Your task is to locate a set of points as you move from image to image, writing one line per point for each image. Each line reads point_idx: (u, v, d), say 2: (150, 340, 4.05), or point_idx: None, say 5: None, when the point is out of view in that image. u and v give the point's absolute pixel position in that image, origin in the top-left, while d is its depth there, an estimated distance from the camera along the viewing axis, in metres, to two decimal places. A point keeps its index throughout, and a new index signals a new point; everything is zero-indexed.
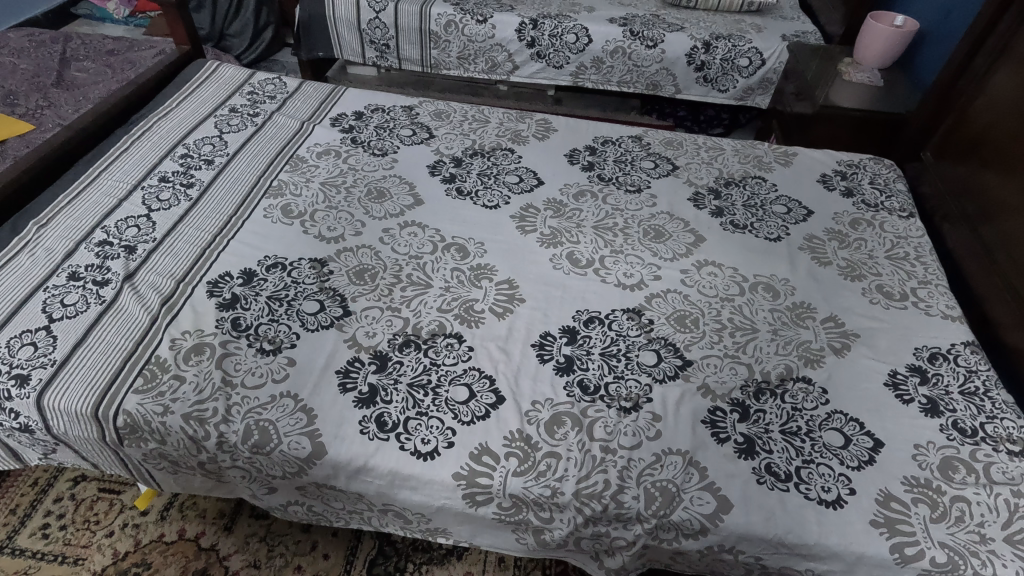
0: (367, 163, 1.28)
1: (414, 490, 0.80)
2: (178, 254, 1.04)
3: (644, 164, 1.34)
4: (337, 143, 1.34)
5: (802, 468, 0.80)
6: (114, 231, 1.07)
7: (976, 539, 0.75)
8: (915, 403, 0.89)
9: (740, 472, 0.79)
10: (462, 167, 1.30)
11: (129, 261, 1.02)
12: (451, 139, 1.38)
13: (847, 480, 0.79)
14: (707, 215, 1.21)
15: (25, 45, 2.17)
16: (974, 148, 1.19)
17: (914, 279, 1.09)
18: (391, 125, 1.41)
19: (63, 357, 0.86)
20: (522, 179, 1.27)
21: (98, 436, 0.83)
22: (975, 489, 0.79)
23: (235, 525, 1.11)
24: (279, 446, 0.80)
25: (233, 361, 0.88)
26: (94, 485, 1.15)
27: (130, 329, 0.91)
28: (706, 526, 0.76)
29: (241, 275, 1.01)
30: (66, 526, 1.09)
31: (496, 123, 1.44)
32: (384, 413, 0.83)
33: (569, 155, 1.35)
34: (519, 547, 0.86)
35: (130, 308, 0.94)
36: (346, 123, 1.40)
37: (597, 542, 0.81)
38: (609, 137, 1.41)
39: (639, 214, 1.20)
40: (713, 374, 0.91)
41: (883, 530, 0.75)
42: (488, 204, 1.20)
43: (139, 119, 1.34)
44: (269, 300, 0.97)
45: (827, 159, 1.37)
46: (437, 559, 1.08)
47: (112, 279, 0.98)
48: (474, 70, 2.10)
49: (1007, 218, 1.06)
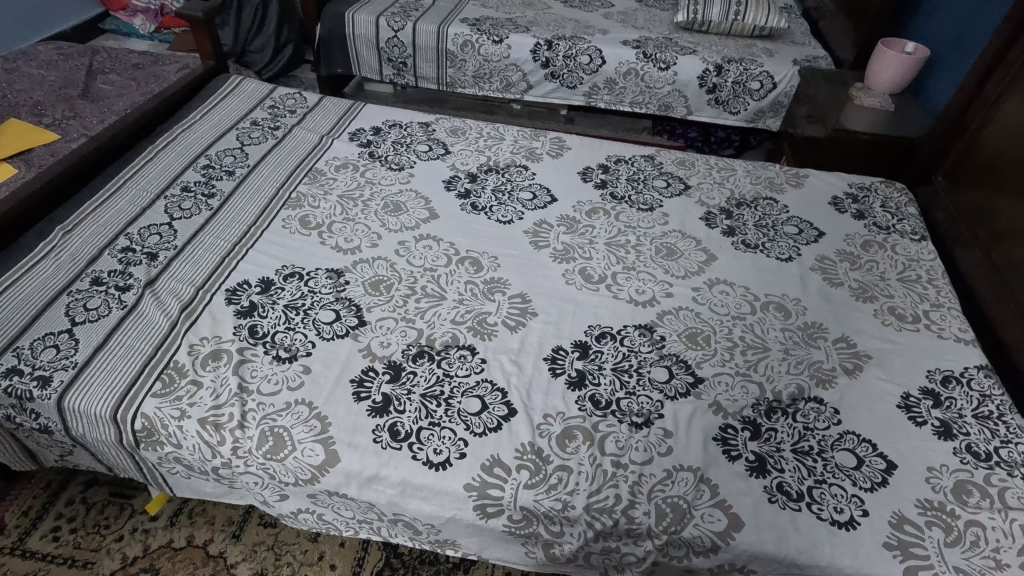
0: (384, 177, 1.31)
1: (426, 500, 0.80)
2: (198, 262, 1.06)
3: (656, 183, 1.35)
4: (356, 157, 1.36)
5: (814, 488, 0.80)
6: (137, 238, 1.10)
7: (991, 565, 0.74)
8: (929, 425, 0.89)
9: (751, 490, 0.79)
10: (477, 182, 1.32)
11: (151, 267, 1.04)
12: (466, 155, 1.40)
13: (860, 501, 0.79)
14: (719, 234, 1.22)
15: (54, 58, 2.24)
16: (986, 173, 1.20)
17: (926, 301, 1.09)
18: (408, 140, 1.44)
19: (85, 359, 0.88)
20: (536, 196, 1.29)
21: (116, 438, 0.85)
22: (990, 514, 0.78)
23: (244, 533, 1.11)
24: (293, 453, 0.81)
25: (250, 368, 0.89)
26: (106, 489, 1.16)
27: (150, 334, 0.92)
28: (718, 543, 0.75)
29: (259, 284, 1.03)
30: (76, 529, 1.10)
31: (510, 141, 1.47)
32: (397, 423, 0.84)
33: (582, 173, 1.37)
34: (528, 561, 0.86)
35: (150, 314, 0.96)
36: (363, 138, 1.43)
37: (607, 558, 0.81)
38: (622, 156, 1.43)
39: (651, 232, 1.22)
40: (725, 392, 0.91)
41: (896, 553, 0.74)
42: (502, 219, 1.22)
43: (164, 131, 1.38)
44: (286, 308, 0.99)
45: (839, 182, 1.38)
46: (443, 572, 1.07)
47: (134, 284, 1.00)
48: (489, 89, 2.14)
49: (1018, 244, 1.07)
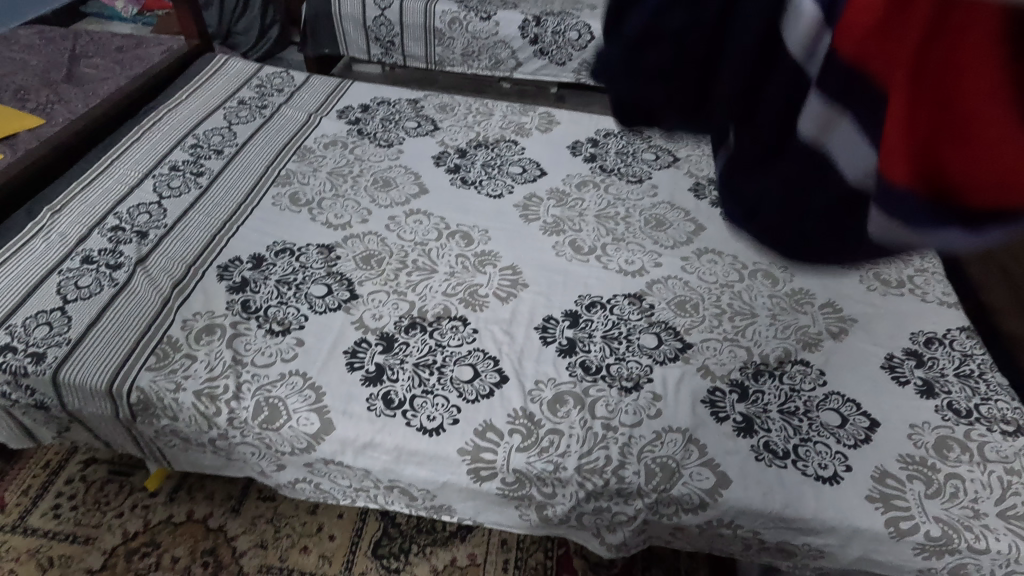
0: (373, 154, 1.30)
1: (420, 465, 0.82)
2: (189, 239, 1.06)
3: (645, 156, 1.36)
4: (344, 135, 1.36)
5: (799, 446, 0.82)
6: (126, 217, 1.09)
7: (970, 515, 0.76)
8: (911, 384, 0.91)
9: (738, 449, 0.81)
10: (467, 157, 1.32)
11: (141, 245, 1.04)
12: (455, 131, 1.40)
13: (843, 457, 0.81)
14: (707, 204, 1.23)
15: (36, 42, 2.20)
16: None
17: (910, 266, 1.11)
18: (396, 117, 1.43)
19: (78, 336, 0.89)
20: (525, 170, 1.30)
21: (112, 412, 0.86)
22: (969, 467, 0.81)
23: (242, 507, 1.12)
24: (288, 422, 0.82)
25: (243, 341, 0.90)
26: (104, 467, 1.17)
27: (143, 310, 0.93)
28: (706, 500, 0.78)
29: (251, 260, 1.03)
30: (76, 507, 1.11)
31: (499, 116, 1.47)
32: (390, 391, 0.85)
33: (571, 147, 1.37)
34: (522, 524, 0.88)
35: (142, 290, 0.96)
36: (352, 115, 1.43)
37: (599, 518, 0.83)
38: (611, 130, 1.43)
39: (640, 204, 1.22)
40: (713, 356, 0.93)
41: (878, 505, 0.77)
42: (492, 193, 1.23)
43: (150, 111, 1.37)
44: (278, 283, 0.99)
45: None
46: (440, 540, 1.09)
47: (125, 262, 1.00)
48: (478, 67, 2.12)
49: None
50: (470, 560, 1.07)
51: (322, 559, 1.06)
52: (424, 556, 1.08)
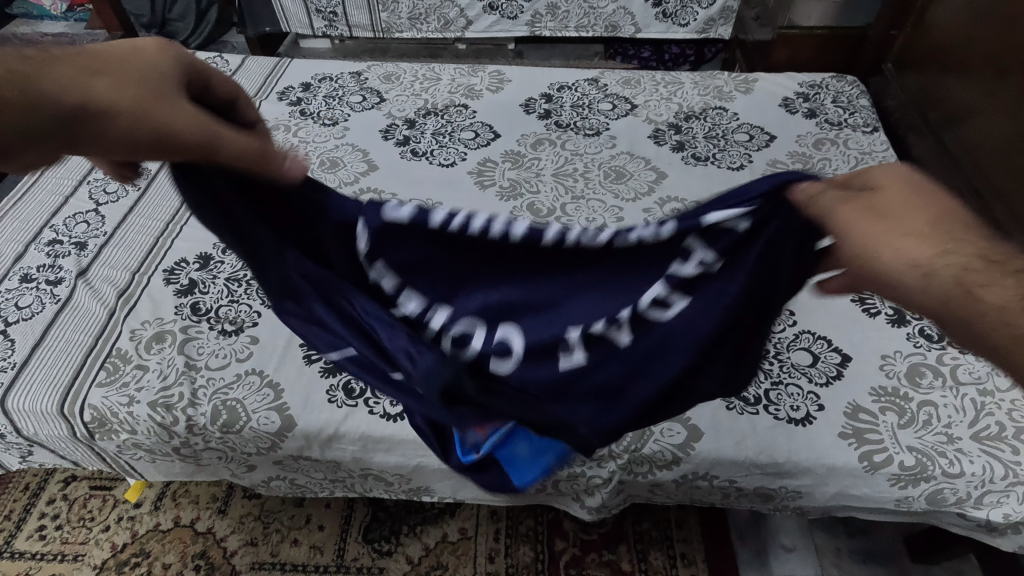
0: (318, 135, 1.24)
1: (389, 451, 0.81)
2: (131, 245, 1.01)
3: (602, 107, 1.30)
4: (286, 117, 1.29)
5: (770, 390, 0.81)
6: (63, 229, 1.03)
7: (943, 440, 0.75)
8: (882, 314, 0.89)
9: (708, 401, 0.80)
10: (416, 128, 1.26)
11: (81, 257, 0.99)
12: (402, 101, 1.33)
13: (816, 397, 0.80)
14: (668, 150, 1.19)
15: None
16: (932, 55, 1.17)
17: None
18: (339, 93, 1.35)
19: (23, 358, 0.86)
20: (477, 134, 1.24)
21: (69, 432, 0.83)
22: (942, 393, 0.79)
23: (229, 507, 1.12)
24: (249, 423, 0.80)
25: (196, 345, 0.87)
26: (86, 483, 1.15)
27: (89, 325, 0.89)
28: (678, 455, 0.77)
29: (198, 260, 0.99)
30: (61, 526, 1.10)
31: (447, 79, 1.39)
32: (351, 380, 0.83)
33: (524, 105, 1.31)
34: (501, 497, 0.87)
35: (86, 304, 0.92)
36: (293, 95, 1.35)
37: (575, 483, 0.82)
38: (566, 82, 1.37)
39: (599, 157, 1.18)
40: None
41: (851, 441, 0.76)
42: (444, 162, 1.18)
43: None
44: (227, 281, 0.95)
45: (789, 82, 1.33)
46: (430, 518, 1.09)
47: (66, 277, 0.96)
48: (427, 30, 2.01)
49: (965, 121, 1.05)
50: (461, 533, 1.08)
51: (313, 550, 1.07)
52: (414, 535, 1.08)
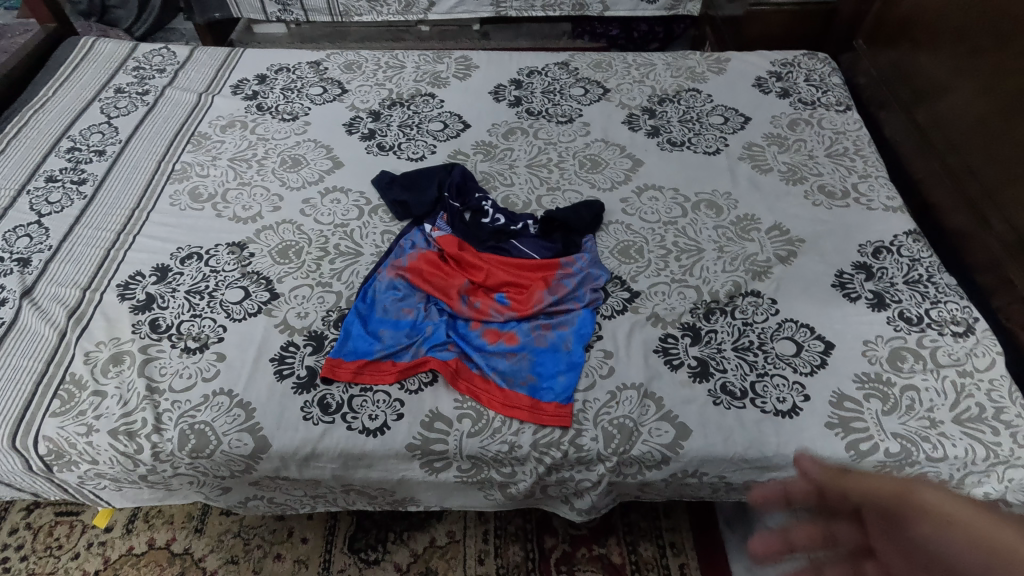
0: (276, 131, 1.17)
1: (371, 467, 0.78)
2: (79, 260, 0.94)
3: (573, 92, 1.26)
4: (242, 113, 1.21)
5: (756, 382, 0.80)
6: (3, 244, 0.96)
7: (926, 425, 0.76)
8: (862, 299, 0.89)
9: (696, 397, 0.79)
10: (382, 120, 1.20)
11: (25, 274, 0.92)
12: (365, 92, 1.27)
13: (801, 387, 0.79)
14: (643, 136, 1.16)
15: None
16: (903, 30, 1.16)
17: (854, 174, 1.07)
18: (298, 85, 1.28)
19: None
20: (447, 125, 1.19)
21: (24, 466, 0.78)
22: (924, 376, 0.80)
23: (206, 526, 1.08)
24: (220, 447, 0.76)
25: (157, 366, 0.82)
26: (51, 510, 1.09)
27: (38, 349, 0.83)
28: (667, 455, 0.76)
29: (154, 273, 0.92)
30: (27, 556, 1.04)
31: (412, 67, 1.33)
32: (326, 396, 0.79)
33: (493, 92, 1.26)
34: (490, 503, 0.85)
35: (34, 326, 0.85)
36: (248, 89, 1.26)
37: (564, 487, 0.81)
38: (535, 67, 1.32)
39: (572, 145, 1.15)
40: (662, 302, 0.90)
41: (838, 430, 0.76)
42: (414, 156, 1.13)
43: (12, 114, 1.18)
44: (187, 294, 0.90)
45: (761, 61, 1.31)
46: (417, 524, 1.08)
47: (8, 297, 0.89)
48: (387, 12, 1.91)
49: (936, 97, 1.05)
50: (449, 537, 1.06)
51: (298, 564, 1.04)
52: (401, 542, 1.06)
